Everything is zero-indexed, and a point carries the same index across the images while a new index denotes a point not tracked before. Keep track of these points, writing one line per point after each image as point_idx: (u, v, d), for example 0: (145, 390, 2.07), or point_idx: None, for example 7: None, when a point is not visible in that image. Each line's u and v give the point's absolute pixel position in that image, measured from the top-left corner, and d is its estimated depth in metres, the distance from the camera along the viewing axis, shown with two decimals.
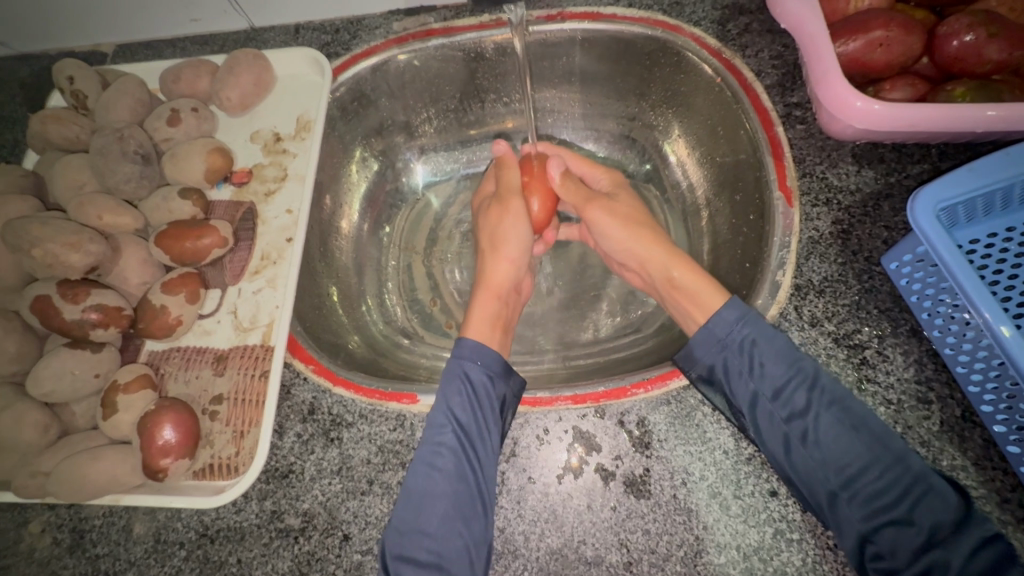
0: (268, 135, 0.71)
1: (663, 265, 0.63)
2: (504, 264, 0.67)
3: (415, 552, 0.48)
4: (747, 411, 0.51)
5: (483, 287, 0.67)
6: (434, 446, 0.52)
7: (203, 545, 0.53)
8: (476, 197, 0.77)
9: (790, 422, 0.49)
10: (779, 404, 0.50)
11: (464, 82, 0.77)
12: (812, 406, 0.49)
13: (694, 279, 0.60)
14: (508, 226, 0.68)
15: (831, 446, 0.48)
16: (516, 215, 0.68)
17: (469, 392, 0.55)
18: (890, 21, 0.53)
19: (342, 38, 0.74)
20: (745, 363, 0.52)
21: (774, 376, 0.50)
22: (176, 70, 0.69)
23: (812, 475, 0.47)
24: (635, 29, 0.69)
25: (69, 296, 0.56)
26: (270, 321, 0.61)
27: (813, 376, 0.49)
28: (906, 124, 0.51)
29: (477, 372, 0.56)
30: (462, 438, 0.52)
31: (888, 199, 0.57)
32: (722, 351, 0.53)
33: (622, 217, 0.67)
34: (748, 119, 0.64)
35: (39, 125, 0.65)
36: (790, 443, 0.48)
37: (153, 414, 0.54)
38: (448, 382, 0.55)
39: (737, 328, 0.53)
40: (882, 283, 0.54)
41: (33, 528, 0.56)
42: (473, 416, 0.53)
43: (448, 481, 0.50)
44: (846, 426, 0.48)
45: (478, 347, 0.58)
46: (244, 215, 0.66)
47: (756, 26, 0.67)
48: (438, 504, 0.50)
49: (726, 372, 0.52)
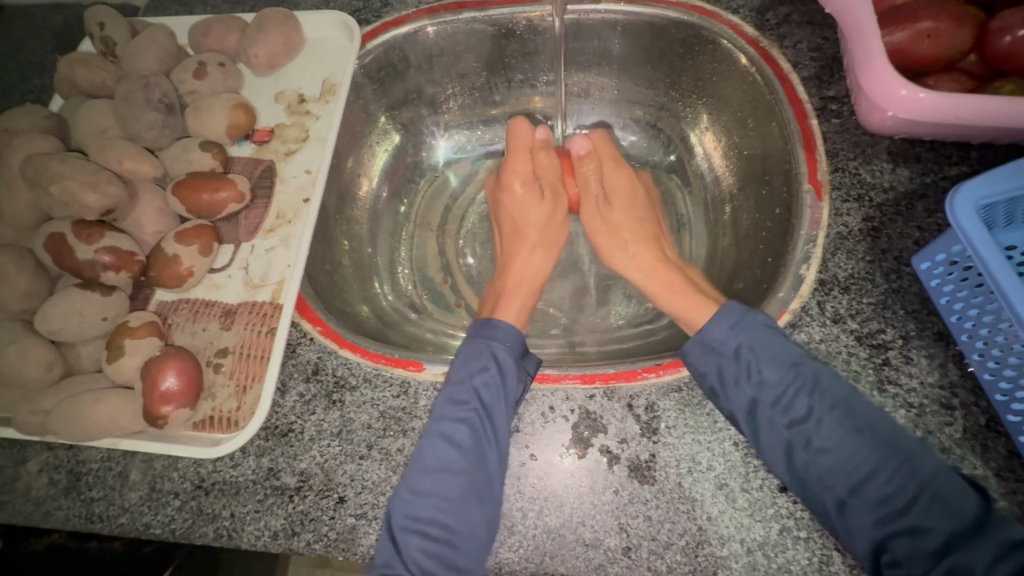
0: (292, 97, 0.70)
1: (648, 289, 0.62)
2: (544, 255, 0.66)
3: (425, 526, 0.47)
4: (746, 419, 0.48)
5: (520, 277, 0.65)
6: (452, 421, 0.50)
7: (197, 496, 0.53)
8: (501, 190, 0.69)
9: (792, 428, 0.47)
10: (779, 410, 0.48)
11: (492, 59, 0.76)
12: (814, 412, 0.47)
13: (671, 296, 0.59)
14: (553, 220, 0.67)
15: (837, 451, 0.46)
16: (558, 207, 0.68)
17: (495, 370, 0.53)
18: (939, 13, 0.51)
19: (373, 6, 0.73)
20: (742, 370, 0.49)
21: (772, 384, 0.48)
22: (206, 24, 0.69)
23: (818, 482, 0.45)
24: (671, 14, 0.68)
25: (84, 235, 0.55)
26: (281, 280, 0.60)
27: (812, 381, 0.47)
28: (949, 116, 0.49)
29: (504, 352, 0.54)
30: (482, 415, 0.50)
31: (922, 199, 0.55)
32: (717, 359, 0.50)
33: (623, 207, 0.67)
34: (782, 110, 0.62)
35: (67, 68, 0.65)
36: (791, 450, 0.46)
37: (157, 360, 0.53)
38: (474, 357, 0.54)
39: (730, 337, 0.51)
40: (911, 284, 0.53)
41: (31, 467, 0.56)
42: (495, 394, 0.51)
43: (465, 459, 0.49)
44: (850, 429, 0.46)
45: (509, 330, 0.56)
46: (263, 173, 0.66)
47: (796, 17, 0.65)
48: (451, 481, 0.48)
49: (722, 381, 0.50)
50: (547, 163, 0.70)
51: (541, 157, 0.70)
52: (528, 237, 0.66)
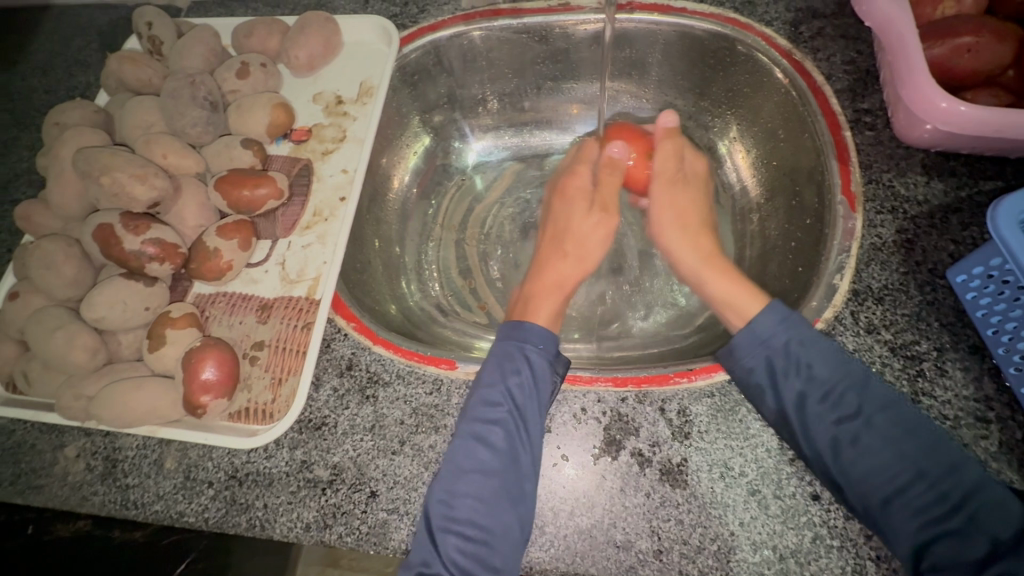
0: (330, 97, 0.72)
1: (693, 270, 0.61)
2: (577, 265, 0.64)
3: (461, 525, 0.47)
4: (795, 412, 0.47)
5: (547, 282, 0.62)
6: (485, 422, 0.51)
7: (231, 486, 0.54)
8: (564, 180, 0.69)
9: (840, 425, 0.46)
10: (829, 405, 0.47)
11: (525, 66, 0.78)
12: (864, 409, 0.46)
13: (716, 276, 0.58)
14: (596, 232, 0.65)
15: (884, 451, 0.45)
16: (608, 220, 0.66)
17: (528, 374, 0.52)
18: (980, 28, 0.52)
19: (410, 11, 0.74)
20: (792, 364, 0.48)
21: (823, 378, 0.48)
22: (249, 26, 0.71)
23: (863, 480, 0.45)
24: (705, 25, 0.69)
25: (131, 226, 0.57)
26: (317, 276, 0.61)
27: (862, 380, 0.48)
28: (990, 130, 0.50)
29: (536, 355, 0.53)
30: (516, 417, 0.50)
31: (957, 213, 0.56)
32: (768, 352, 0.49)
33: (676, 211, 0.64)
34: (816, 121, 0.63)
35: (116, 65, 0.66)
36: (838, 447, 0.46)
37: (197, 350, 0.54)
38: (506, 360, 0.53)
39: (781, 330, 0.49)
40: (946, 296, 0.53)
41: (68, 453, 0.57)
42: (530, 397, 0.51)
43: (499, 460, 0.49)
44: (900, 430, 0.45)
45: (541, 332, 0.55)
46: (300, 171, 0.67)
47: (830, 30, 0.66)
48: (486, 482, 0.49)
49: (771, 373, 0.48)
50: (614, 181, 0.67)
51: (608, 173, 0.68)
52: (566, 246, 0.65)
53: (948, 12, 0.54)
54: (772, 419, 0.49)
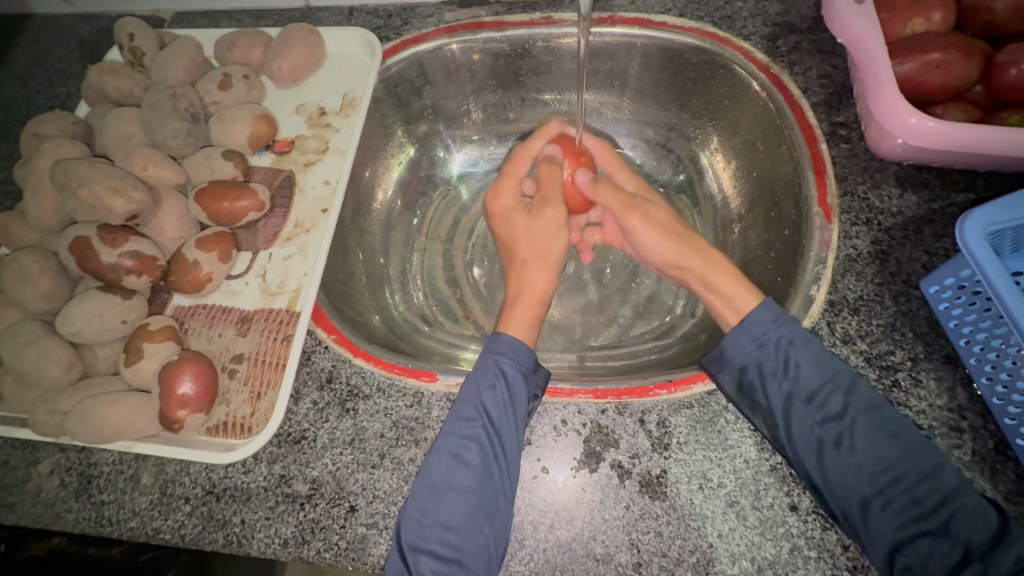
0: (313, 109, 0.72)
1: (700, 274, 0.58)
2: (544, 270, 0.62)
3: (434, 544, 0.47)
4: (780, 412, 0.48)
5: (521, 289, 0.61)
6: (460, 439, 0.50)
7: (208, 502, 0.53)
8: (494, 198, 0.67)
9: (824, 425, 0.47)
10: (814, 406, 0.48)
11: (508, 77, 0.78)
12: (849, 410, 0.47)
13: (729, 281, 0.56)
14: (550, 237, 0.63)
15: (866, 451, 0.46)
16: (558, 222, 0.63)
17: (503, 388, 0.52)
18: (948, 45, 0.53)
19: (394, 24, 0.75)
20: (780, 364, 0.49)
21: (809, 380, 0.48)
22: (232, 37, 0.71)
23: (846, 481, 0.45)
24: (684, 38, 0.70)
25: (109, 239, 0.56)
26: (298, 288, 0.61)
27: (850, 381, 0.48)
28: (958, 145, 0.51)
29: (511, 369, 0.53)
30: (491, 433, 0.50)
31: (930, 224, 0.57)
32: (758, 352, 0.50)
33: (659, 224, 0.61)
34: (792, 134, 0.64)
35: (96, 76, 0.66)
36: (822, 446, 0.47)
37: (175, 364, 0.54)
38: (481, 375, 0.53)
39: (772, 329, 0.50)
40: (919, 307, 0.53)
41: (42, 469, 0.56)
42: (503, 413, 0.51)
43: (474, 478, 0.49)
44: (883, 432, 0.46)
45: (516, 344, 0.54)
46: (282, 182, 0.67)
47: (806, 45, 0.67)
48: (461, 499, 0.48)
49: (759, 374, 0.49)
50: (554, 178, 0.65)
51: (548, 171, 0.66)
52: (519, 250, 0.63)
53: (918, 28, 0.55)
54: (760, 418, 0.49)
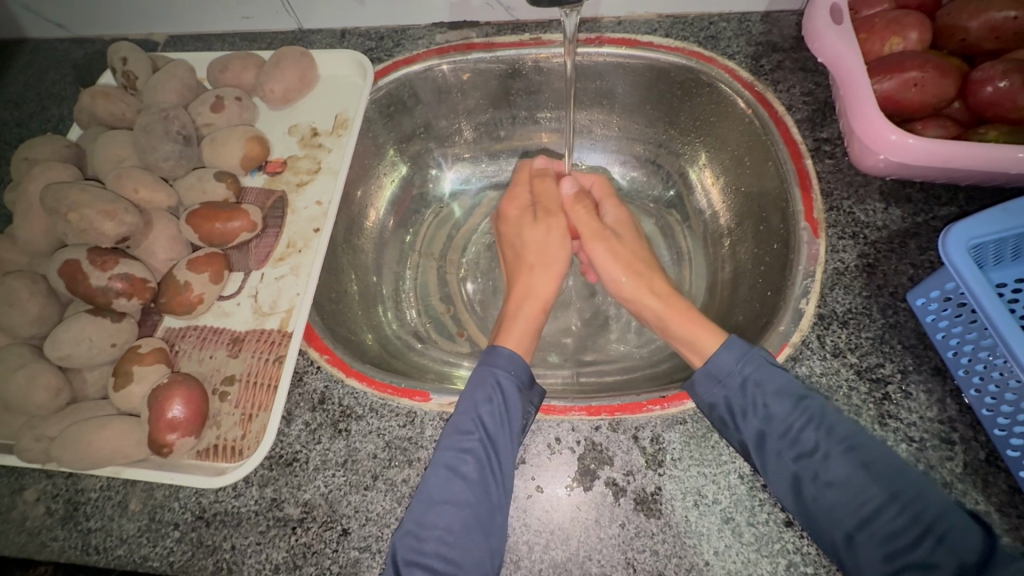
0: (305, 130, 0.72)
1: (658, 314, 0.61)
2: (550, 277, 0.65)
3: (431, 559, 0.46)
4: (755, 451, 0.49)
5: (526, 298, 0.64)
6: (457, 452, 0.50)
7: (198, 528, 0.52)
8: (507, 203, 0.73)
9: (799, 461, 0.48)
10: (787, 443, 0.49)
11: (499, 97, 0.80)
12: (822, 446, 0.48)
13: (688, 325, 0.58)
14: (556, 245, 0.66)
15: (843, 485, 0.46)
16: (560, 232, 0.67)
17: (499, 402, 0.53)
18: (926, 63, 0.54)
19: (386, 46, 0.76)
20: (748, 404, 0.50)
21: (780, 416, 0.49)
22: (224, 60, 0.72)
23: (826, 517, 0.46)
24: (671, 58, 0.71)
25: (99, 263, 0.56)
26: (290, 308, 0.61)
27: (820, 415, 0.48)
28: (937, 160, 0.52)
29: (508, 381, 0.55)
30: (488, 446, 0.50)
31: (915, 237, 0.57)
32: (725, 391, 0.51)
33: (622, 259, 0.65)
34: (777, 150, 0.65)
35: (88, 99, 0.67)
36: (799, 482, 0.47)
37: (164, 388, 0.53)
38: (479, 388, 0.54)
39: (737, 369, 0.51)
40: (907, 319, 0.54)
41: (28, 496, 0.55)
42: (500, 424, 0.51)
43: (470, 490, 0.48)
44: (858, 464, 0.46)
45: (513, 358, 0.56)
46: (275, 203, 0.67)
47: (789, 63, 0.69)
48: (456, 513, 0.48)
49: (729, 412, 0.50)
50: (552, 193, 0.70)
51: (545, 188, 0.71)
52: (528, 258, 0.66)
53: (896, 47, 0.57)
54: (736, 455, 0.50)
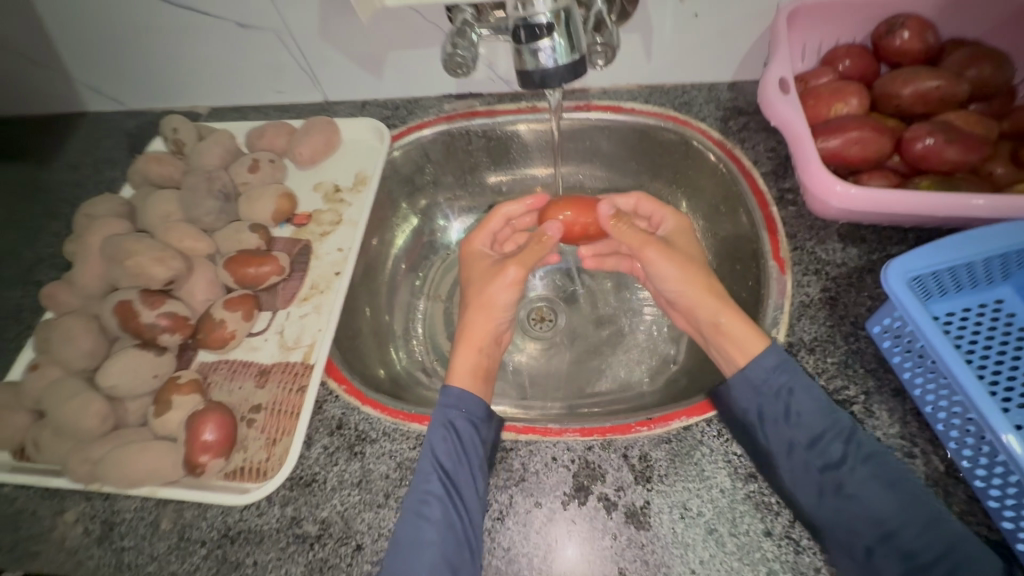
0: (329, 186, 0.82)
1: (712, 311, 0.63)
2: (489, 319, 0.70)
3: None
4: (781, 457, 0.53)
5: (461, 340, 0.69)
6: (422, 495, 0.54)
7: (223, 545, 0.56)
8: (467, 245, 0.78)
9: (825, 472, 0.52)
10: (814, 453, 0.53)
11: (500, 155, 0.90)
12: (848, 458, 0.51)
13: (739, 322, 0.60)
14: (499, 289, 0.70)
15: (866, 501, 0.50)
16: (508, 279, 0.70)
17: (454, 441, 0.57)
18: (864, 124, 0.63)
19: (400, 114, 0.87)
20: (782, 410, 0.55)
21: (811, 426, 0.53)
22: (261, 129, 0.83)
23: (846, 526, 0.50)
24: (650, 121, 0.81)
25: (149, 302, 0.64)
26: (312, 342, 0.68)
27: (849, 431, 0.52)
28: (880, 206, 0.60)
29: (462, 420, 0.59)
30: (448, 485, 0.54)
31: (871, 273, 0.64)
32: (760, 398, 0.56)
33: (679, 260, 0.66)
34: (747, 199, 0.73)
35: (143, 164, 0.77)
36: (824, 492, 0.51)
37: (200, 413, 0.59)
38: (432, 429, 0.58)
39: (776, 377, 0.56)
40: (867, 345, 0.60)
41: (67, 518, 0.60)
42: (457, 462, 0.55)
43: (437, 529, 0.52)
44: (880, 479, 0.50)
45: (462, 395, 0.60)
46: (300, 251, 0.76)
47: (754, 124, 0.79)
48: (426, 556, 0.51)
49: (762, 418, 0.55)
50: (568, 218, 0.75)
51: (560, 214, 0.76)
52: (473, 301, 0.71)
53: (840, 111, 0.67)
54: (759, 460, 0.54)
